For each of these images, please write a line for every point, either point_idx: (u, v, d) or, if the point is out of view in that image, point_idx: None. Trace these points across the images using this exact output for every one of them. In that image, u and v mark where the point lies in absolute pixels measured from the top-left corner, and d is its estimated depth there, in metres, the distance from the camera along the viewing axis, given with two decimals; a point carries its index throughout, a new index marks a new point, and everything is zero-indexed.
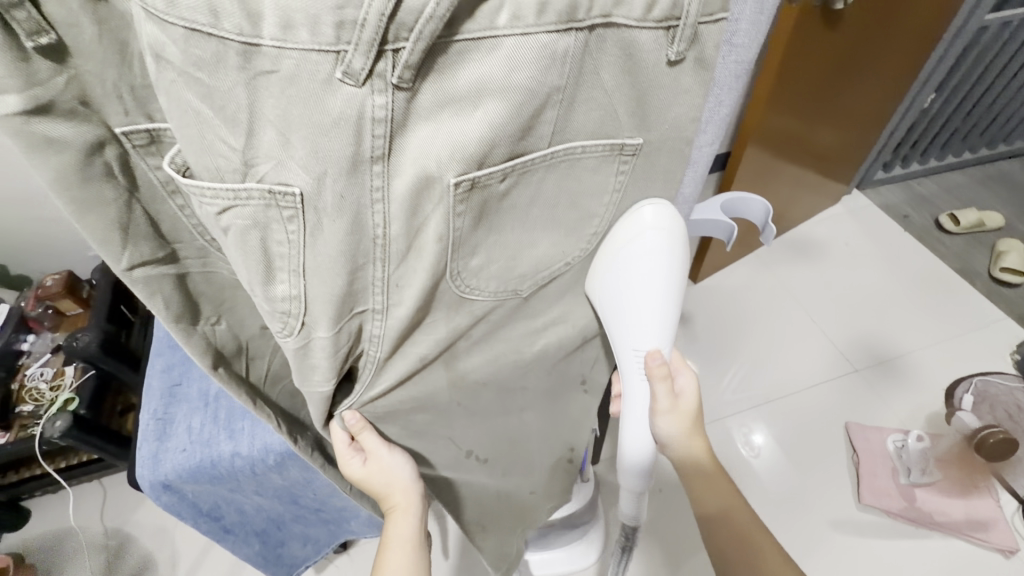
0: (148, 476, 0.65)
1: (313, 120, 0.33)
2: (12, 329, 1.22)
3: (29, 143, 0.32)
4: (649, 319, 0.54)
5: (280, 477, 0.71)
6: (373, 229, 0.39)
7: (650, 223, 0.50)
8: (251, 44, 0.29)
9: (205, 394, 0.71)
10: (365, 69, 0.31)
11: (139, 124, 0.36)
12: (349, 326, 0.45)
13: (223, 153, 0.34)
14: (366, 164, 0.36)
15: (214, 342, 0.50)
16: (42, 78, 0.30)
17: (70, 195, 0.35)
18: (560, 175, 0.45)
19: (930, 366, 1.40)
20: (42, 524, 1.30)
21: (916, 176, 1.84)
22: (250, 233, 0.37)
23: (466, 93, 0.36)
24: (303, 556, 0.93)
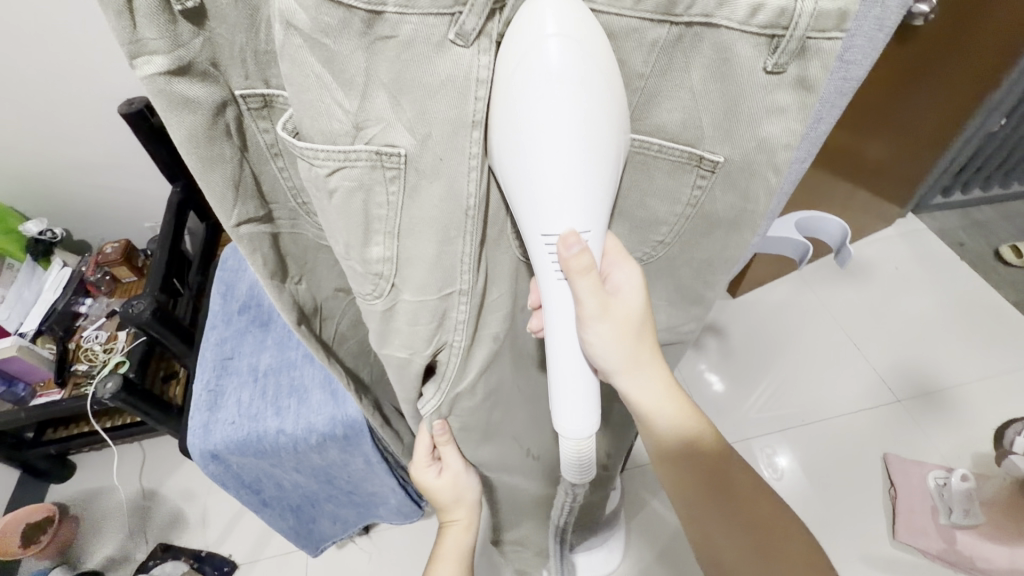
0: (199, 444, 0.67)
1: (422, 82, 0.35)
2: (72, 292, 1.29)
3: (170, 102, 0.34)
4: (569, 183, 0.38)
5: (320, 457, 0.73)
6: (466, 198, 0.40)
7: (550, 28, 0.33)
8: (376, 11, 0.32)
9: (254, 369, 0.74)
10: (475, 30, 0.33)
11: (255, 88, 0.38)
12: (436, 307, 0.46)
13: (337, 116, 0.35)
14: (465, 129, 0.37)
15: (297, 300, 0.52)
16: (184, 40, 0.32)
17: (196, 153, 0.36)
18: (630, 168, 0.48)
19: (978, 401, 1.33)
20: (86, 478, 1.37)
21: (976, 202, 1.76)
22: (354, 195, 0.38)
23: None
24: (332, 534, 0.95)
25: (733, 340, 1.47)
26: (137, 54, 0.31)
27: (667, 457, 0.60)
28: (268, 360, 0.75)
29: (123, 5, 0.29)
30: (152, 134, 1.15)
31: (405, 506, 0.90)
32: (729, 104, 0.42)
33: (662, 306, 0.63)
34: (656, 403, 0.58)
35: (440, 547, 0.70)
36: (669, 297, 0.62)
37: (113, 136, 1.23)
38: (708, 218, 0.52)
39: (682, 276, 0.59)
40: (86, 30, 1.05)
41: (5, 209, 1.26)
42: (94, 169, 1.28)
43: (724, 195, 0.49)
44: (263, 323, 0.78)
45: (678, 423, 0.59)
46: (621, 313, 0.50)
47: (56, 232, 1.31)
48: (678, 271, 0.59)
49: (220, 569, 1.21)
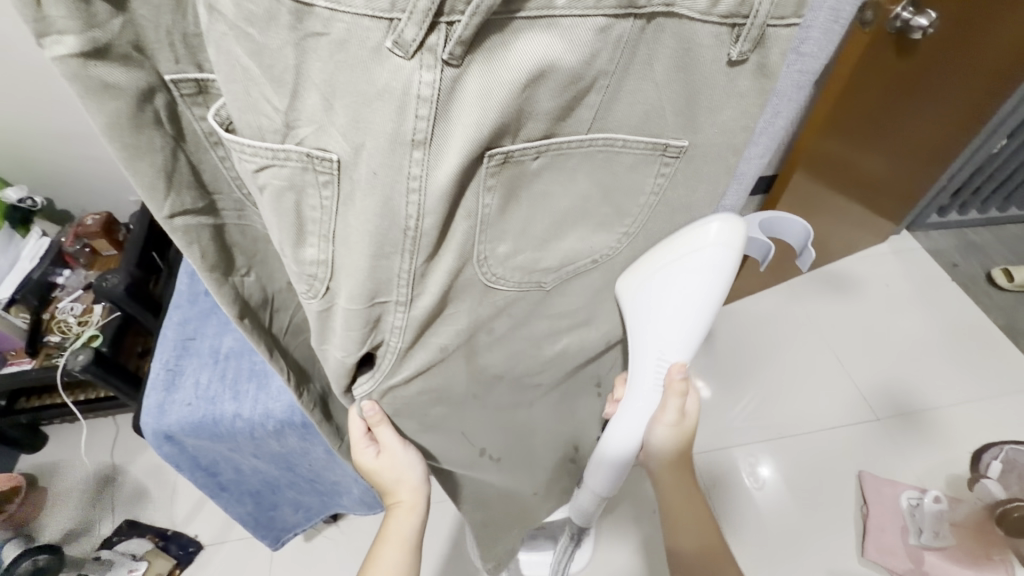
0: (152, 424, 0.66)
1: (357, 89, 0.33)
2: (50, 262, 1.28)
3: (86, 86, 0.32)
4: (685, 331, 0.57)
5: (278, 444, 0.72)
6: (405, 219, 0.39)
7: (714, 236, 0.51)
8: (305, 4, 0.29)
9: (215, 351, 0.72)
10: (416, 41, 0.31)
11: (187, 73, 0.36)
12: (368, 313, 0.45)
13: (266, 113, 0.35)
14: (406, 148, 0.35)
15: (241, 293, 0.49)
16: (100, 21, 0.31)
17: (121, 141, 0.35)
18: (596, 167, 0.46)
19: (958, 424, 1.32)
20: (57, 450, 1.36)
21: (971, 224, 1.74)
22: (285, 195, 0.37)
23: (517, 79, 0.35)
24: (295, 521, 0.93)
25: (718, 348, 1.46)
26: (44, 32, 0.29)
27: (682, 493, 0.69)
28: (230, 342, 0.73)
29: None
30: None
31: (367, 498, 0.89)
32: (687, 98, 0.43)
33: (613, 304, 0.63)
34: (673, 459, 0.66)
35: (386, 528, 0.69)
36: None
37: None
38: (669, 205, 0.52)
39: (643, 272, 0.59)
40: None
41: None
42: (77, 140, 1.26)
43: (682, 184, 0.50)
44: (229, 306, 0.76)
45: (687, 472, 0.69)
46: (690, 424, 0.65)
47: (36, 200, 1.29)
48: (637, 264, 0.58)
49: (186, 548, 1.21)
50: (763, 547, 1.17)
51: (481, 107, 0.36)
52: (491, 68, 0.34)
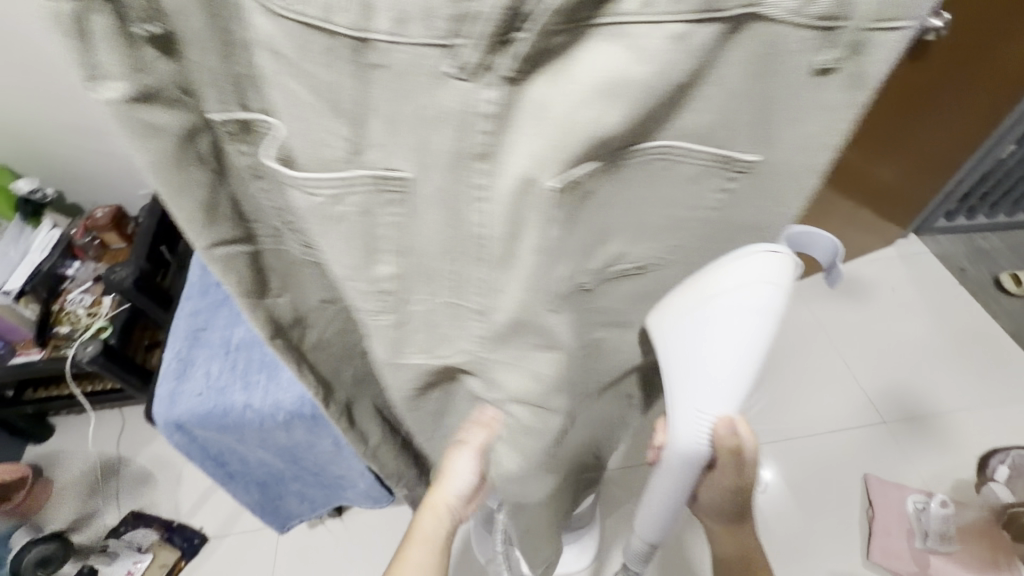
0: (163, 413, 0.66)
1: (416, 112, 0.32)
2: (59, 254, 1.28)
3: (133, 129, 0.31)
4: (732, 395, 0.45)
5: (285, 435, 0.72)
6: (471, 226, 0.39)
7: (755, 271, 0.41)
8: (363, 38, 0.29)
9: (226, 343, 0.72)
10: (478, 62, 0.29)
11: (232, 111, 0.34)
12: (450, 309, 0.46)
13: (330, 144, 0.33)
14: (468, 162, 0.34)
15: (274, 315, 0.48)
16: (147, 64, 0.29)
17: (167, 179, 0.34)
18: (645, 177, 0.40)
19: (965, 429, 1.32)
20: (64, 441, 1.37)
21: (979, 229, 1.73)
22: (355, 219, 0.37)
23: (582, 96, 0.31)
24: (301, 511, 0.93)
25: None
26: (91, 76, 0.28)
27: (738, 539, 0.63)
28: (241, 333, 0.73)
29: (71, 25, 0.26)
30: None
31: (373, 491, 0.89)
32: (762, 106, 0.37)
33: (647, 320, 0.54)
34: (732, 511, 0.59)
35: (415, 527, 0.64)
36: None
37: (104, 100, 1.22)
38: (722, 221, 0.45)
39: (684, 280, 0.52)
40: None
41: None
42: (86, 132, 1.27)
43: (751, 203, 0.44)
44: None
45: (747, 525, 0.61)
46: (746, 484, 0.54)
47: (46, 192, 1.31)
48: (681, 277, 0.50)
49: (190, 540, 1.21)
50: (767, 550, 1.17)
51: (561, 134, 0.32)
52: (556, 83, 0.31)
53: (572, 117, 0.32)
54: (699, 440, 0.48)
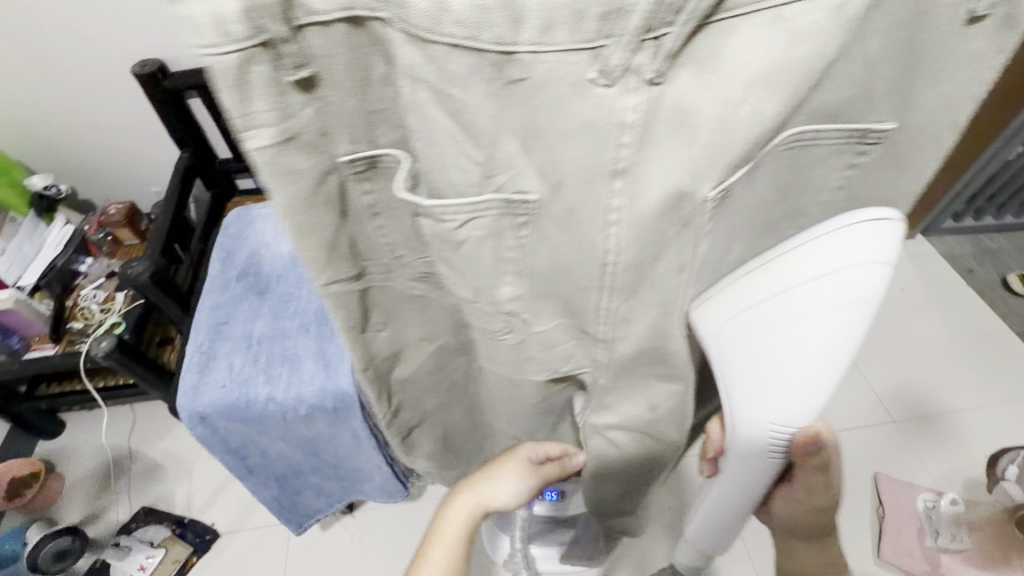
0: (188, 405, 0.67)
1: (558, 126, 0.31)
2: (74, 250, 1.29)
3: (275, 172, 0.31)
4: (810, 385, 0.46)
5: (306, 428, 0.72)
6: (604, 254, 0.37)
7: (848, 251, 0.40)
8: (508, 52, 0.28)
9: (248, 336, 0.73)
10: (622, 66, 0.28)
11: (362, 151, 0.33)
12: (572, 332, 0.46)
13: (462, 168, 0.33)
14: (606, 179, 0.33)
15: (372, 347, 0.49)
16: (295, 111, 0.29)
17: (295, 218, 0.34)
18: (782, 165, 0.41)
19: (976, 428, 1.32)
20: (75, 437, 1.37)
21: (986, 230, 1.72)
22: (484, 244, 0.37)
23: (735, 90, 0.31)
24: (318, 506, 0.93)
25: None
26: (247, 125, 0.29)
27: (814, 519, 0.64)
28: (262, 327, 0.74)
29: (236, 77, 0.27)
30: (163, 96, 1.22)
31: (389, 486, 0.89)
32: (904, 65, 0.39)
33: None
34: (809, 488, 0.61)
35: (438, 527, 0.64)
36: None
37: (126, 97, 1.26)
38: (853, 198, 0.48)
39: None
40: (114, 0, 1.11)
41: (10, 162, 1.26)
42: (106, 130, 1.30)
43: (878, 173, 0.47)
44: (261, 292, 0.77)
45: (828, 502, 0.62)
46: (827, 460, 0.55)
47: (60, 187, 1.31)
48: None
49: (202, 536, 1.22)
50: None
51: (717, 136, 0.32)
52: (704, 78, 0.30)
53: (720, 115, 0.31)
54: (775, 425, 0.49)
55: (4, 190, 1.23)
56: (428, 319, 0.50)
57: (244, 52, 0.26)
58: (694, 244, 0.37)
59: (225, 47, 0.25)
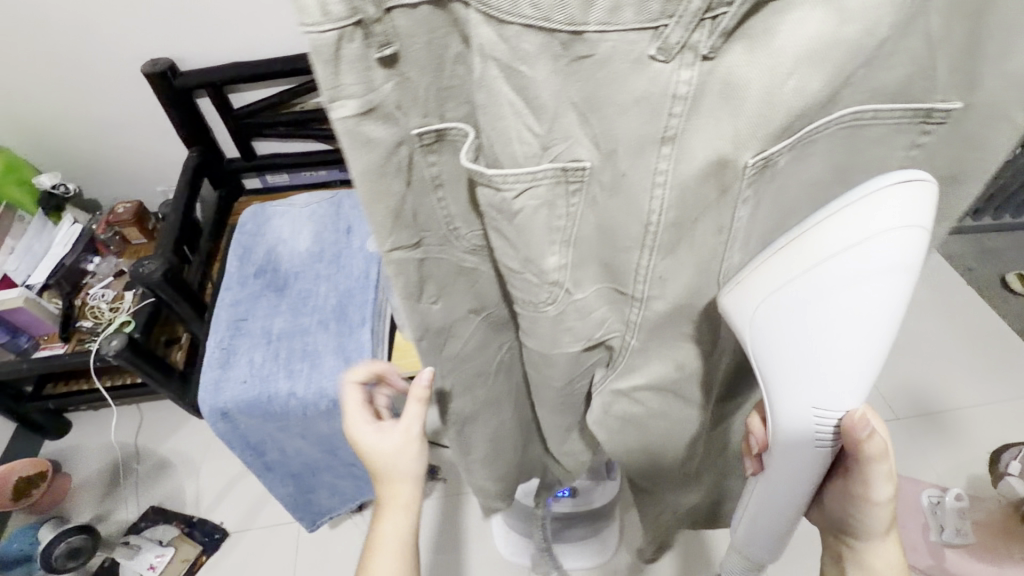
0: (209, 401, 0.68)
1: (616, 100, 0.33)
2: (82, 249, 1.28)
3: (354, 142, 0.32)
4: (856, 364, 0.40)
5: (326, 424, 0.72)
6: (648, 214, 0.38)
7: (882, 219, 0.35)
8: (577, 32, 0.29)
9: (267, 332, 0.73)
10: (681, 44, 0.30)
11: (431, 125, 0.34)
12: (613, 295, 0.45)
13: (523, 139, 0.33)
14: (654, 146, 0.34)
15: (426, 319, 0.46)
16: (377, 85, 0.31)
17: (367, 184, 0.35)
18: (836, 145, 0.39)
19: (978, 425, 1.33)
20: (83, 435, 1.37)
21: (987, 230, 1.74)
22: (539, 212, 0.36)
23: (784, 61, 0.32)
24: (331, 505, 0.93)
25: None
26: (333, 98, 0.30)
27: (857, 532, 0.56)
28: (281, 323, 0.74)
29: (330, 53, 0.29)
30: (173, 96, 1.26)
31: None
32: (967, 40, 0.36)
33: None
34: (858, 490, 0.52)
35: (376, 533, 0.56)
36: None
37: (139, 96, 1.30)
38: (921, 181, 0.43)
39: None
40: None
41: (22, 161, 1.29)
42: (114, 129, 1.35)
43: (945, 156, 0.42)
44: (279, 288, 0.78)
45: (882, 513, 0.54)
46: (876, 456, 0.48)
47: (68, 186, 1.32)
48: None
49: (211, 535, 1.21)
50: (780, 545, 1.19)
51: (762, 107, 0.33)
52: (755, 53, 0.31)
53: (766, 89, 0.32)
54: (818, 415, 0.44)
55: (13, 188, 1.25)
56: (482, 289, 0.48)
57: (340, 31, 0.28)
58: (733, 211, 0.38)
59: (322, 26, 0.27)
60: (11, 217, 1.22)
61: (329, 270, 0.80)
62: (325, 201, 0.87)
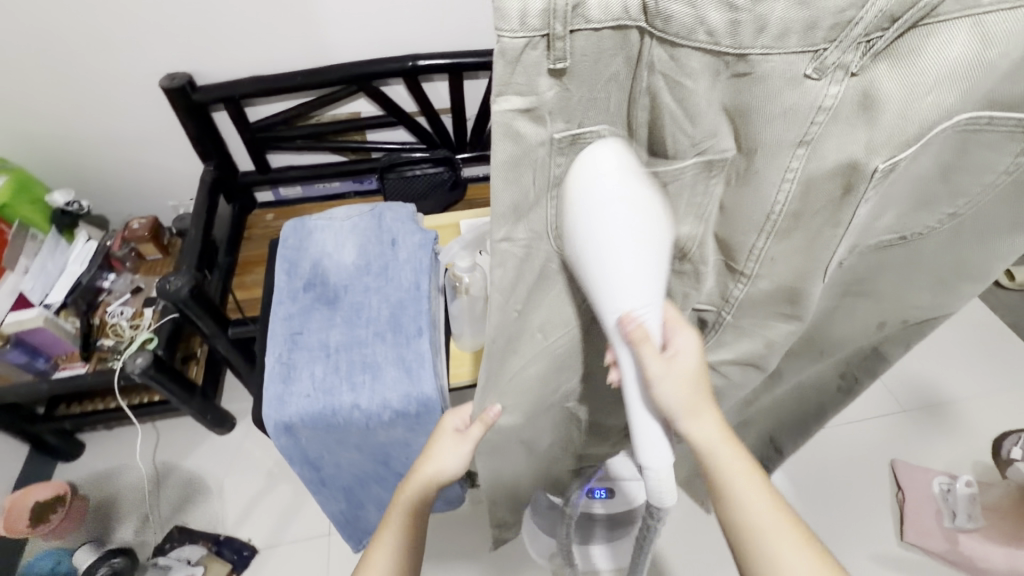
0: (274, 415, 0.68)
1: (769, 109, 0.41)
2: (97, 267, 1.26)
3: (505, 133, 0.41)
4: (631, 271, 0.43)
5: (385, 435, 0.73)
6: (771, 206, 0.47)
7: (587, 163, 0.41)
8: (743, 53, 0.38)
9: (325, 345, 0.74)
10: (836, 63, 0.38)
11: (570, 130, 0.42)
12: (722, 275, 0.56)
13: (677, 134, 0.43)
14: (793, 150, 0.43)
15: (508, 322, 0.56)
16: (542, 90, 0.39)
17: (504, 174, 0.43)
18: (948, 146, 0.49)
19: (979, 416, 1.40)
20: (98, 456, 1.34)
21: None
22: (682, 191, 0.47)
23: (924, 79, 0.40)
24: (377, 522, 0.93)
25: None
26: (502, 92, 0.39)
27: (736, 521, 0.50)
28: (338, 336, 0.75)
29: (513, 57, 0.37)
30: (191, 110, 1.25)
31: None
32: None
33: (918, 297, 0.67)
34: (714, 450, 0.51)
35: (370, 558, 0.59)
36: (874, 304, 0.68)
37: (154, 108, 1.28)
38: (1016, 183, 0.53)
39: (969, 253, 0.60)
40: (151, 7, 1.11)
41: (32, 179, 1.25)
42: (125, 144, 1.34)
43: None
44: (331, 302, 0.78)
45: (748, 480, 0.51)
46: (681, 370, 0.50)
47: (81, 203, 1.30)
48: (954, 250, 0.60)
49: (240, 552, 1.20)
50: None
51: (899, 119, 0.42)
52: (899, 73, 0.40)
53: (903, 103, 0.41)
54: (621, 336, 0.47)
55: (24, 208, 1.22)
56: (555, 308, 0.58)
57: (528, 39, 0.36)
58: (854, 206, 0.47)
59: (517, 35, 0.36)
60: (23, 236, 1.18)
61: (377, 282, 0.80)
62: (366, 214, 0.86)
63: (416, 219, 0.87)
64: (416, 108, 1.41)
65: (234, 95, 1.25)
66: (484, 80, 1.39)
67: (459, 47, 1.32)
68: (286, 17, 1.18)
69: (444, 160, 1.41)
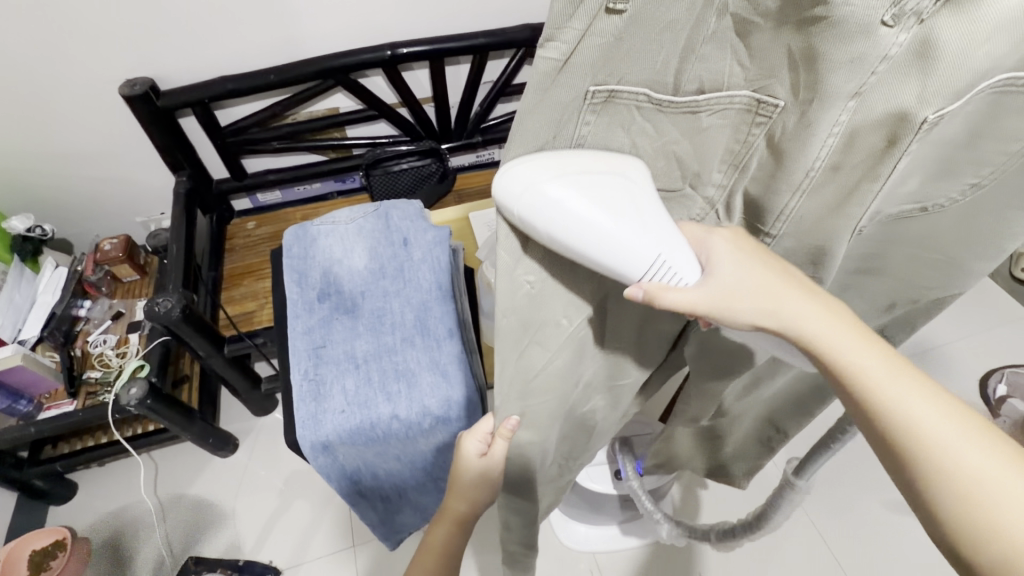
0: (310, 434, 0.66)
1: (835, 56, 0.31)
2: (71, 295, 1.19)
3: (543, 79, 0.32)
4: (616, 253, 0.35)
5: (426, 442, 0.71)
6: (814, 162, 0.36)
7: (508, 198, 0.34)
8: None
9: (352, 357, 0.71)
10: (914, 11, 0.29)
11: (606, 83, 0.32)
12: None
13: (732, 70, 0.34)
14: (842, 101, 0.33)
15: (551, 336, 0.46)
16: (590, 33, 0.30)
17: (531, 125, 0.34)
18: (978, 110, 0.38)
19: (963, 357, 1.47)
20: (95, 494, 1.27)
21: None
22: (718, 132, 0.37)
23: (988, 25, 0.30)
24: (412, 522, 0.91)
25: None
26: (550, 37, 0.30)
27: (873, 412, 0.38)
28: (364, 346, 0.72)
29: None
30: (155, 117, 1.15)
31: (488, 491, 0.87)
32: None
33: (926, 281, 0.55)
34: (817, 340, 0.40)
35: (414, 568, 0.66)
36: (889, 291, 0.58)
37: (106, 117, 1.18)
38: None
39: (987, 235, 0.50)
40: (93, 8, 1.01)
41: None
42: (83, 160, 1.24)
43: None
44: (349, 309, 0.74)
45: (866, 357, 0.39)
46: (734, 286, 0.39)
47: (44, 227, 1.20)
48: (971, 227, 0.49)
49: None
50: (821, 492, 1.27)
51: (954, 68, 0.32)
52: (964, 23, 0.30)
53: (965, 52, 0.31)
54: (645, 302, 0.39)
55: None
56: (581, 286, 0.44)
57: None
58: (895, 166, 0.36)
59: None
60: None
61: (396, 285, 0.75)
62: (371, 214, 0.79)
63: (425, 215, 0.80)
64: (396, 99, 1.35)
65: (200, 98, 1.16)
66: (465, 65, 1.34)
67: (432, 32, 1.26)
68: (249, 11, 1.10)
69: (431, 151, 1.36)
